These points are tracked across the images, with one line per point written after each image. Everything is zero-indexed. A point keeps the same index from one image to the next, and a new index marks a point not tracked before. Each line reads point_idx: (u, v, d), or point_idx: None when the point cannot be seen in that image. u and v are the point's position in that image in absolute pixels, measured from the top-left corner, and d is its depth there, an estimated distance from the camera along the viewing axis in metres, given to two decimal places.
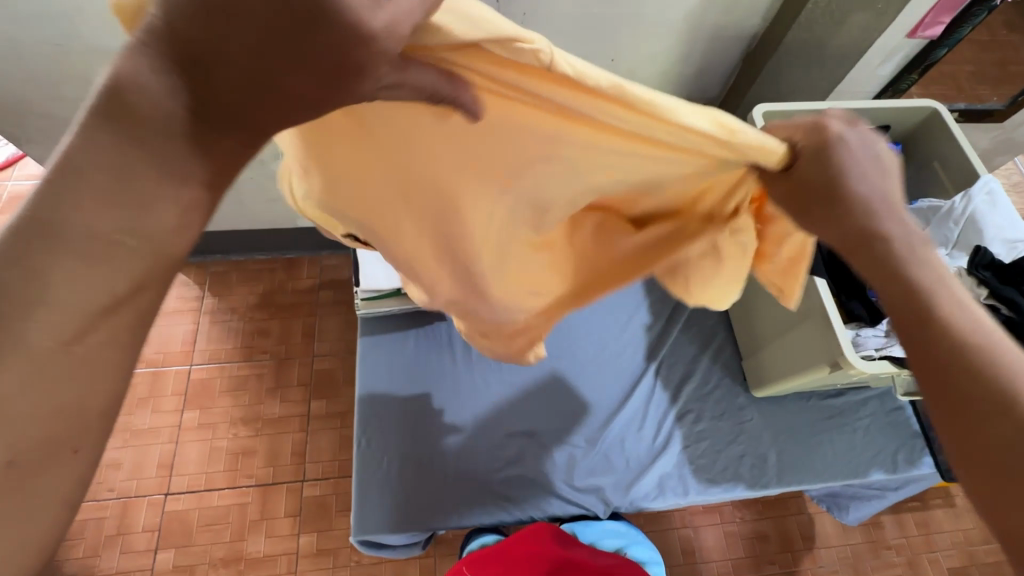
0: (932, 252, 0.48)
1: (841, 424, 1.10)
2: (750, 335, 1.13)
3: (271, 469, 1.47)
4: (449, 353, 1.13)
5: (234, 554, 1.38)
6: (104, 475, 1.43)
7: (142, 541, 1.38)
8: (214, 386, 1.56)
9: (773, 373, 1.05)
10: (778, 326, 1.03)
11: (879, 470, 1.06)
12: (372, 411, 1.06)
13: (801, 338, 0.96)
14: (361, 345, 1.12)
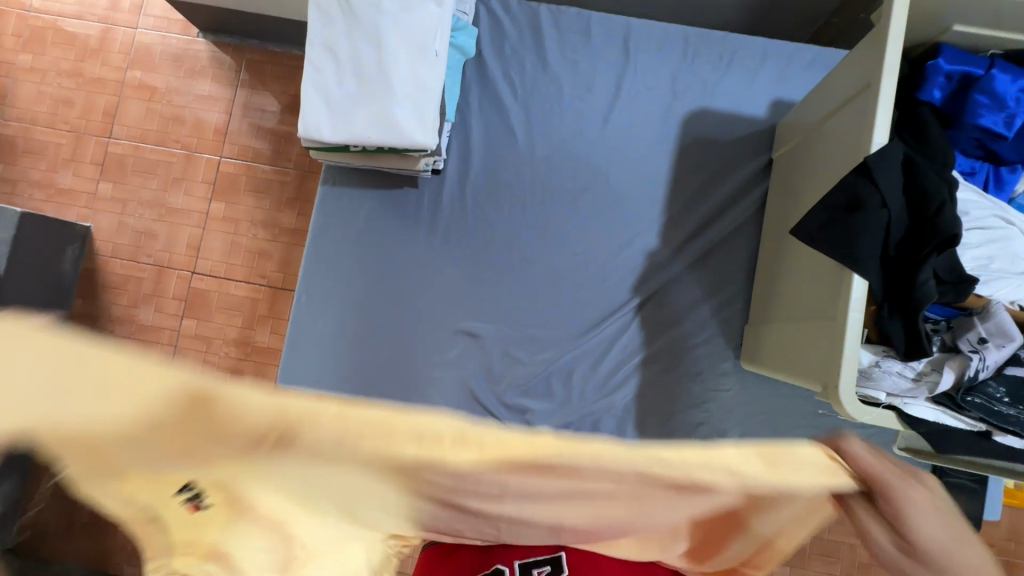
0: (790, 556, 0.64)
1: (837, 428, 1.09)
2: (763, 306, 1.04)
3: (283, 275, 1.55)
4: (417, 228, 1.15)
5: (243, 339, 1.53)
6: (143, 242, 1.57)
7: (171, 307, 1.55)
8: (239, 184, 1.58)
9: (771, 357, 0.97)
10: (794, 312, 0.92)
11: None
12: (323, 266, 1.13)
13: (811, 338, 0.85)
14: (318, 194, 1.15)
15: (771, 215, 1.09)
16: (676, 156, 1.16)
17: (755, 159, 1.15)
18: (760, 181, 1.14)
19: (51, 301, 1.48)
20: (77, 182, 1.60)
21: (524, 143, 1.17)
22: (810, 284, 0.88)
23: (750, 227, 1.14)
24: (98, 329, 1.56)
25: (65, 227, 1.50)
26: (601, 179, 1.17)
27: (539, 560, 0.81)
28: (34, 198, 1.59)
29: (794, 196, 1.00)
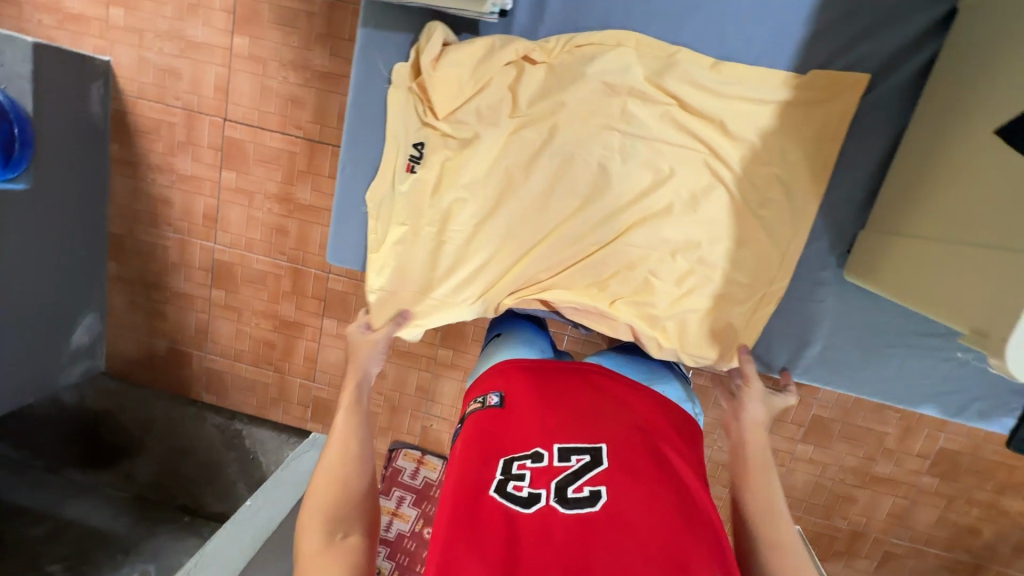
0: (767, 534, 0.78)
1: (935, 351, 1.01)
2: (894, 213, 0.91)
3: (319, 127, 1.42)
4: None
5: (285, 195, 1.48)
6: (168, 82, 1.44)
7: (208, 157, 1.49)
8: (261, 14, 1.37)
9: (889, 274, 0.89)
10: (942, 235, 0.80)
11: (935, 406, 1.03)
12: (362, 129, 1.05)
13: (971, 273, 0.74)
14: (358, 35, 1.01)
15: (928, 104, 0.89)
16: (822, 2, 0.91)
17: (930, 12, 0.89)
18: (931, 44, 0.91)
19: (88, 144, 1.45)
20: (85, 6, 1.41)
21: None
22: (979, 209, 0.76)
23: (898, 105, 0.94)
24: (139, 177, 1.53)
25: (84, 61, 1.38)
26: (711, 30, 0.94)
27: (579, 448, 0.69)
28: (45, 24, 1.44)
29: (980, 84, 0.80)
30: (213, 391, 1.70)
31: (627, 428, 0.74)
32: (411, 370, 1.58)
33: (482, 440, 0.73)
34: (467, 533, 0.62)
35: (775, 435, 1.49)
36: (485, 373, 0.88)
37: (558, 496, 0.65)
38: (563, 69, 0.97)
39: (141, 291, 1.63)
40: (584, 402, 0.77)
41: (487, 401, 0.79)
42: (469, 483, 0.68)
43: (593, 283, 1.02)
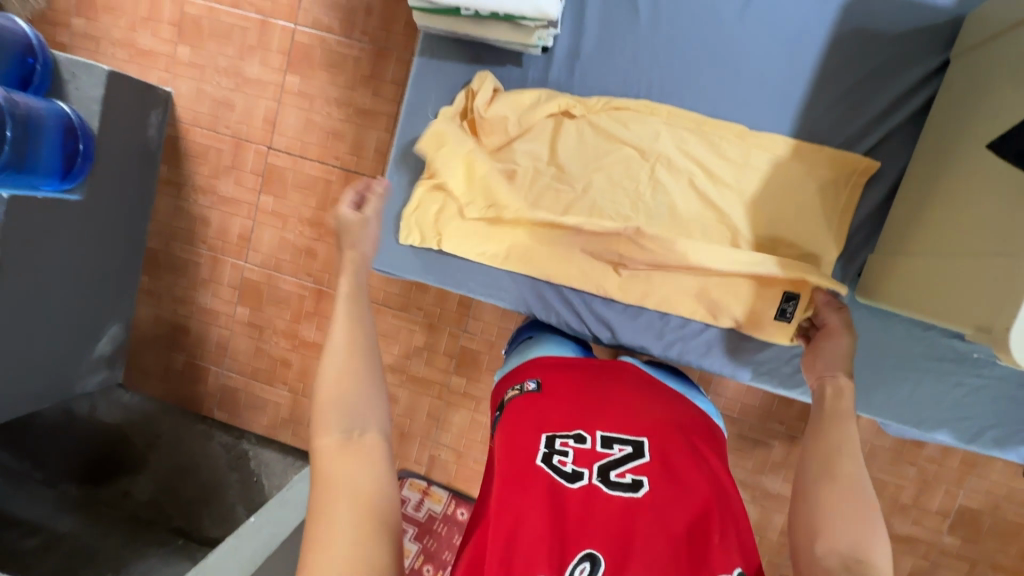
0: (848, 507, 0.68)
1: (948, 376, 1.02)
2: (903, 231, 0.95)
3: (356, 159, 1.52)
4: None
5: (317, 220, 1.56)
6: (221, 112, 1.57)
7: (249, 181, 1.58)
8: (314, 56, 1.51)
9: (897, 291, 0.92)
10: (943, 248, 0.85)
11: (949, 433, 1.02)
12: (400, 153, 1.14)
13: (976, 281, 0.77)
14: (413, 66, 1.11)
15: (926, 138, 0.96)
16: (828, 49, 1.00)
17: (925, 61, 0.98)
18: (928, 86, 0.98)
19: (141, 164, 1.56)
20: (156, 43, 1.57)
21: (647, 21, 1.04)
22: (972, 223, 0.81)
23: (900, 144, 1.01)
24: (183, 196, 1.62)
25: (148, 90, 1.51)
26: (729, 67, 1.02)
27: (621, 438, 0.75)
28: (118, 58, 1.59)
29: (972, 116, 0.86)
30: (225, 409, 1.73)
31: (666, 423, 0.79)
32: (424, 398, 1.59)
33: (528, 418, 0.79)
34: (516, 496, 0.69)
35: (788, 483, 1.46)
36: (521, 365, 0.94)
37: (600, 476, 0.71)
38: (600, 122, 1.05)
39: (168, 303, 1.69)
40: (624, 395, 0.82)
41: (524, 388, 0.86)
42: (517, 454, 0.74)
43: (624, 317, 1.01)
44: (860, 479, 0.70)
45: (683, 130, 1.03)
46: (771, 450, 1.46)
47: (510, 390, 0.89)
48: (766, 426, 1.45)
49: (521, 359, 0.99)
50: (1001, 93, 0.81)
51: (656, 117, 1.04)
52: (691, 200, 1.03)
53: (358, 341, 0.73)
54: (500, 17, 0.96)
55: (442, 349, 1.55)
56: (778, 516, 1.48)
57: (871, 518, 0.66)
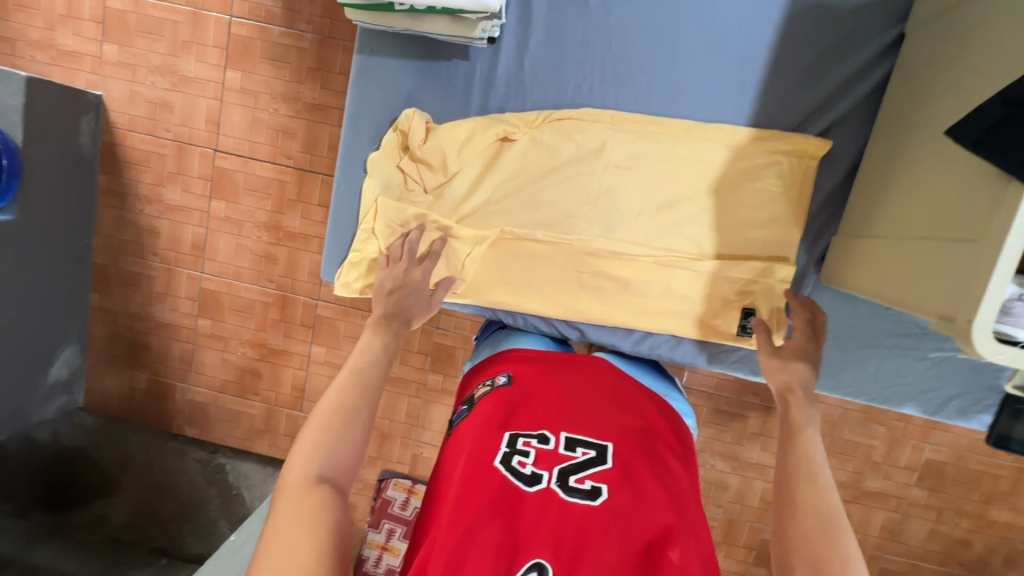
0: (827, 518, 0.72)
1: (913, 350, 1.04)
2: (865, 215, 0.95)
3: (309, 157, 1.45)
4: (463, 106, 1.05)
5: (274, 223, 1.49)
6: (159, 115, 1.47)
7: (197, 187, 1.50)
8: (254, 49, 1.42)
9: (863, 277, 0.93)
10: (907, 231, 0.85)
11: (915, 405, 1.06)
12: (353, 153, 1.08)
13: (936, 262, 0.77)
14: (355, 62, 1.05)
15: (888, 116, 0.95)
16: (786, 24, 0.97)
17: (882, 35, 0.96)
18: (884, 62, 0.97)
19: (76, 175, 1.46)
20: (79, 43, 1.45)
21: (596, 4, 0.99)
22: (931, 208, 0.81)
23: (859, 120, 1.00)
24: (127, 207, 1.53)
25: (75, 95, 1.40)
26: (684, 50, 0.99)
27: (585, 442, 0.76)
28: (38, 60, 1.46)
29: (933, 93, 0.85)
30: (196, 425, 1.67)
31: (629, 427, 0.81)
32: (401, 397, 1.56)
33: (494, 415, 0.80)
34: (471, 493, 0.68)
35: (766, 452, 1.50)
36: (491, 361, 0.96)
37: (559, 480, 0.71)
38: (544, 137, 1.02)
39: (124, 321, 1.61)
40: (590, 396, 0.84)
41: (495, 383, 0.88)
42: (478, 450, 0.74)
43: (594, 304, 1.05)
44: (824, 503, 0.73)
45: (628, 132, 1.01)
46: (747, 421, 1.49)
47: (479, 386, 0.90)
48: (742, 399, 1.47)
49: (493, 350, 1.00)
50: (958, 75, 0.80)
51: (600, 124, 1.01)
52: (656, 192, 1.01)
53: (349, 397, 0.74)
54: (438, 11, 0.91)
55: (416, 347, 1.52)
56: (757, 483, 1.52)
57: (838, 544, 0.69)
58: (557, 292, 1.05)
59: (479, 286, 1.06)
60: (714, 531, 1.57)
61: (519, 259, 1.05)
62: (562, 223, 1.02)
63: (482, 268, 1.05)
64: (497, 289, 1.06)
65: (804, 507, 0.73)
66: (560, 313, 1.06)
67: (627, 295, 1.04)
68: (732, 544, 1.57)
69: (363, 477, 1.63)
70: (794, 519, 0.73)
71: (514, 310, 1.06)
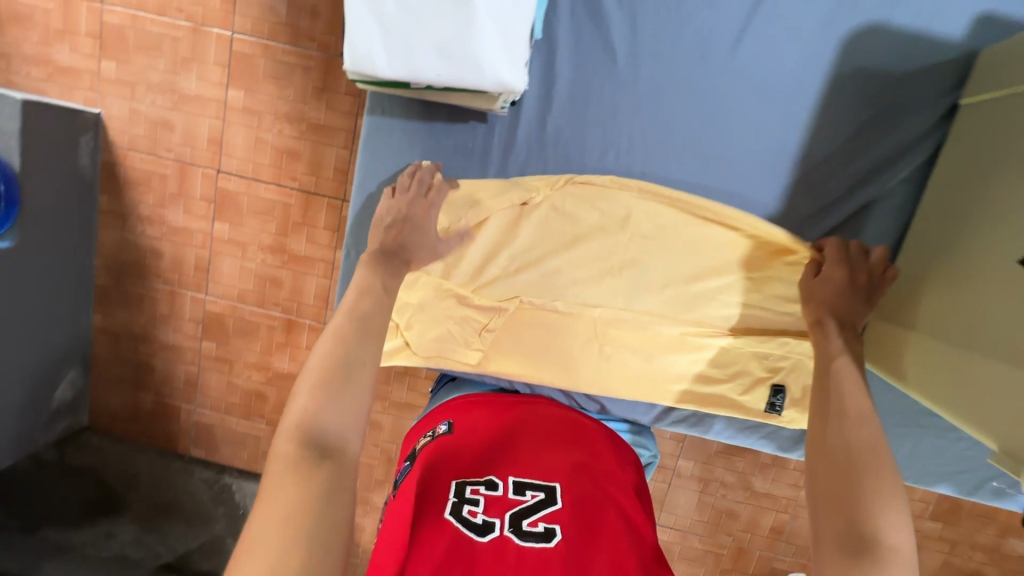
0: (870, 469, 0.70)
1: (950, 432, 1.01)
2: (905, 304, 0.92)
3: (314, 179, 1.41)
4: (483, 168, 1.00)
5: (279, 247, 1.46)
6: (160, 134, 1.42)
7: (200, 208, 1.46)
8: (257, 67, 1.36)
9: (909, 370, 0.89)
10: (962, 333, 0.80)
11: (949, 485, 1.03)
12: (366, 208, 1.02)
13: (1004, 380, 0.72)
14: (364, 125, 0.99)
15: (934, 195, 0.92)
16: (828, 88, 0.93)
17: (933, 106, 0.93)
18: (934, 133, 0.94)
19: (76, 196, 1.42)
20: (76, 59, 1.40)
21: (627, 66, 0.94)
22: (993, 315, 0.76)
23: (903, 189, 0.96)
24: (129, 228, 1.49)
25: (73, 114, 1.36)
26: (718, 115, 0.95)
27: (533, 485, 0.78)
28: (34, 77, 1.41)
29: (997, 185, 0.81)
30: (202, 445, 1.66)
31: (571, 463, 0.83)
32: (408, 422, 1.55)
33: (437, 465, 0.79)
34: (422, 546, 0.67)
35: (778, 482, 1.48)
36: (435, 412, 0.96)
37: (511, 526, 0.71)
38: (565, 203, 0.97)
39: (128, 342, 1.58)
40: (533, 439, 0.86)
41: (436, 433, 0.88)
42: (423, 503, 0.73)
43: (621, 379, 1.01)
44: (872, 451, 0.72)
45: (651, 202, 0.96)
46: (760, 451, 1.46)
47: (421, 438, 0.89)
48: None
49: (438, 406, 0.98)
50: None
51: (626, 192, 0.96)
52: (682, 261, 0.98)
53: (347, 353, 0.71)
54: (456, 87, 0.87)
55: (424, 372, 1.50)
56: (768, 513, 1.50)
57: (877, 496, 0.68)
58: (584, 365, 1.02)
59: (500, 353, 1.02)
60: (723, 558, 1.56)
61: (545, 324, 1.01)
62: (586, 292, 0.99)
63: (507, 335, 1.02)
64: (518, 356, 1.02)
65: (845, 450, 0.73)
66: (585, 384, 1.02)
67: (653, 361, 1.01)
68: (741, 571, 1.57)
69: (370, 499, 1.63)
70: (837, 461, 0.72)
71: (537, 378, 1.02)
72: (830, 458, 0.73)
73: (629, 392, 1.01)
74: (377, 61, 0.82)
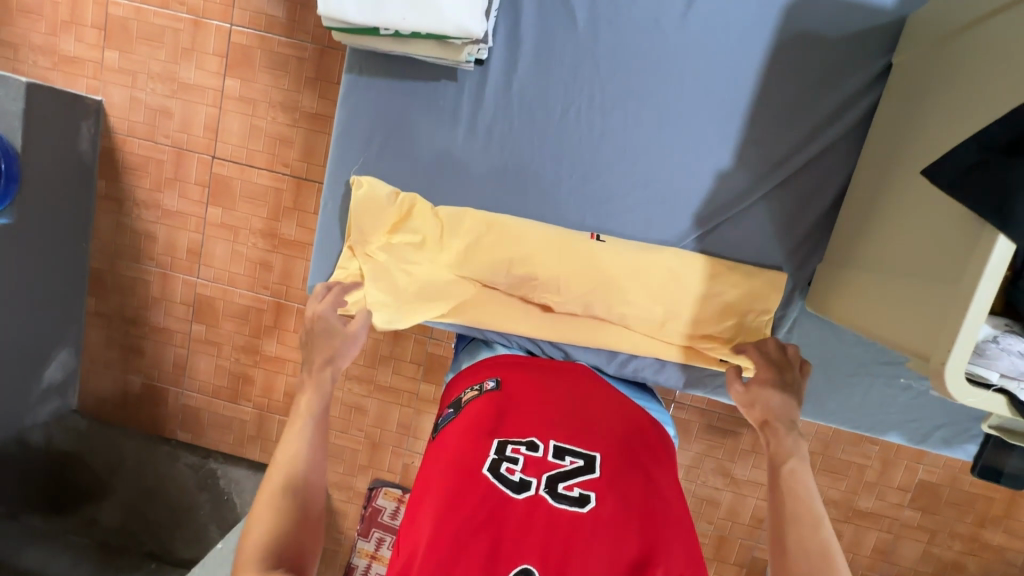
0: (827, 566, 0.70)
1: (896, 379, 1.04)
2: (851, 244, 0.94)
3: (306, 165, 1.46)
4: (450, 127, 1.03)
5: (270, 231, 1.50)
6: (158, 121, 1.48)
7: (194, 193, 1.51)
8: (254, 58, 1.42)
9: (840, 304, 0.93)
10: (886, 261, 0.85)
11: (899, 434, 1.06)
12: (343, 163, 1.05)
13: (914, 296, 0.78)
14: (344, 82, 1.03)
15: (868, 144, 0.96)
16: (773, 52, 0.97)
17: (869, 66, 0.96)
18: (872, 90, 0.97)
19: (75, 179, 1.47)
20: (81, 49, 1.46)
21: (585, 30, 0.98)
22: (908, 238, 0.82)
23: (845, 149, 0.99)
24: (125, 212, 1.54)
25: (75, 100, 1.41)
26: (671, 77, 0.98)
27: (575, 451, 0.77)
28: (40, 65, 1.47)
29: (911, 126, 0.87)
30: (189, 430, 1.67)
31: (618, 435, 0.82)
32: (393, 407, 1.56)
33: (480, 422, 0.80)
34: (455, 502, 0.70)
35: (758, 469, 1.49)
36: (479, 364, 0.97)
37: (547, 487, 0.72)
38: (536, 161, 1.02)
39: (119, 325, 1.61)
40: (576, 405, 0.85)
41: (483, 387, 0.89)
42: (464, 457, 0.75)
43: (584, 328, 1.03)
44: (823, 542, 0.72)
45: (609, 156, 1.01)
46: (739, 437, 1.48)
47: (468, 390, 0.91)
48: (735, 415, 1.47)
49: (470, 360, 1.00)
50: (938, 113, 0.82)
51: (586, 147, 1.01)
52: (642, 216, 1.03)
53: (300, 459, 0.79)
54: (424, 35, 0.91)
55: (409, 357, 1.52)
56: (748, 501, 1.51)
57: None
58: (551, 316, 1.04)
59: (468, 305, 1.04)
60: (705, 547, 1.56)
61: (513, 276, 1.02)
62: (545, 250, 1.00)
63: (475, 289, 1.04)
64: (488, 306, 1.04)
65: (796, 545, 0.73)
66: (550, 334, 1.04)
67: (617, 316, 1.02)
68: (723, 561, 1.56)
69: (354, 486, 1.63)
70: (785, 564, 0.72)
71: (504, 329, 1.03)
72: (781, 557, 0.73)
73: (594, 342, 1.03)
74: (349, 9, 0.88)
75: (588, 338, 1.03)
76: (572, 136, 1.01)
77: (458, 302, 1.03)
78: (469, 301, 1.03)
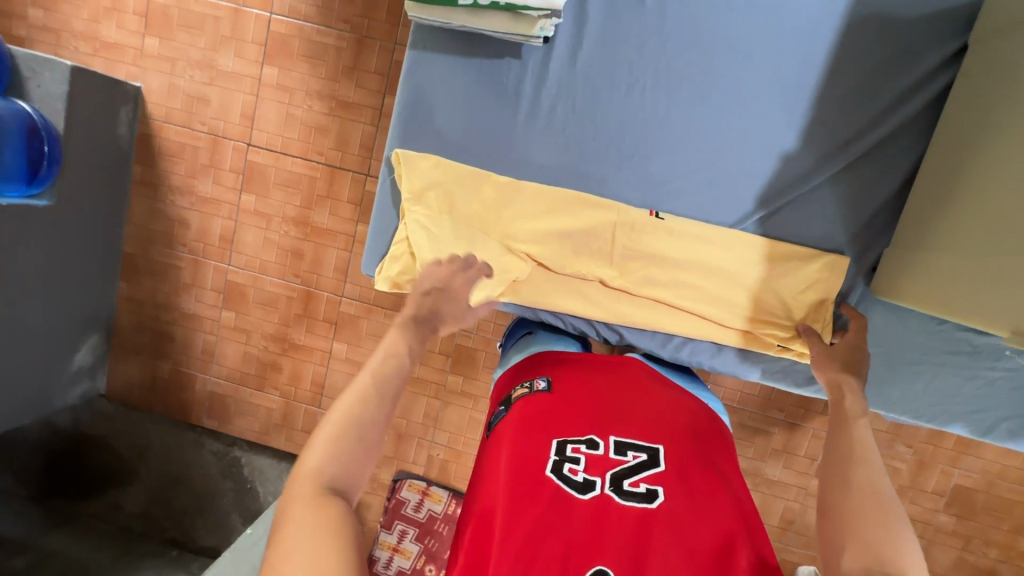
0: (886, 513, 0.68)
1: (965, 369, 1.02)
2: (923, 227, 0.94)
3: (341, 154, 1.46)
4: (514, 103, 1.03)
5: (303, 219, 1.50)
6: (196, 108, 1.49)
7: (229, 180, 1.51)
8: (292, 47, 1.43)
9: (931, 283, 0.92)
10: (983, 243, 0.84)
11: (964, 426, 1.04)
12: (410, 138, 1.05)
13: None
14: (407, 58, 1.03)
15: (947, 122, 0.94)
16: (842, 34, 0.96)
17: (942, 49, 0.95)
18: (945, 73, 0.96)
19: (112, 165, 1.48)
20: (122, 35, 1.48)
21: (654, 7, 0.98)
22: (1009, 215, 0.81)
23: (912, 133, 0.98)
24: (159, 198, 1.55)
25: (117, 85, 1.43)
26: (740, 57, 0.98)
27: (635, 445, 0.78)
28: (82, 52, 1.49)
29: (1000, 98, 0.85)
30: (215, 417, 1.66)
31: (677, 428, 0.83)
32: (420, 398, 1.56)
33: (535, 424, 0.81)
34: (524, 499, 0.70)
35: (789, 470, 1.47)
36: (527, 362, 0.98)
37: (613, 485, 0.73)
38: (600, 141, 1.02)
39: (150, 310, 1.62)
40: (632, 399, 0.86)
41: (534, 386, 0.90)
42: (527, 456, 0.76)
43: (642, 308, 1.04)
44: (878, 486, 0.71)
45: (674, 135, 1.01)
46: (772, 437, 1.46)
47: (517, 387, 0.92)
48: (766, 414, 1.45)
49: (522, 355, 1.00)
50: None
51: (651, 127, 1.01)
52: (713, 208, 1.02)
53: (360, 411, 0.71)
54: (502, 5, 0.93)
55: (438, 348, 1.52)
56: (778, 502, 1.49)
57: (896, 531, 0.66)
58: (611, 297, 1.05)
59: (528, 285, 1.05)
60: None
61: (577, 254, 1.04)
62: (604, 224, 1.02)
63: (539, 268, 1.05)
64: (553, 286, 1.05)
65: (847, 495, 0.72)
66: (610, 313, 1.04)
67: (676, 296, 1.03)
68: None
69: (378, 477, 1.63)
70: (832, 510, 0.72)
71: (563, 308, 1.04)
72: (828, 504, 0.73)
73: (653, 323, 1.04)
74: None
75: (647, 318, 1.04)
76: (638, 114, 1.01)
77: (524, 282, 1.04)
78: (530, 281, 1.05)
